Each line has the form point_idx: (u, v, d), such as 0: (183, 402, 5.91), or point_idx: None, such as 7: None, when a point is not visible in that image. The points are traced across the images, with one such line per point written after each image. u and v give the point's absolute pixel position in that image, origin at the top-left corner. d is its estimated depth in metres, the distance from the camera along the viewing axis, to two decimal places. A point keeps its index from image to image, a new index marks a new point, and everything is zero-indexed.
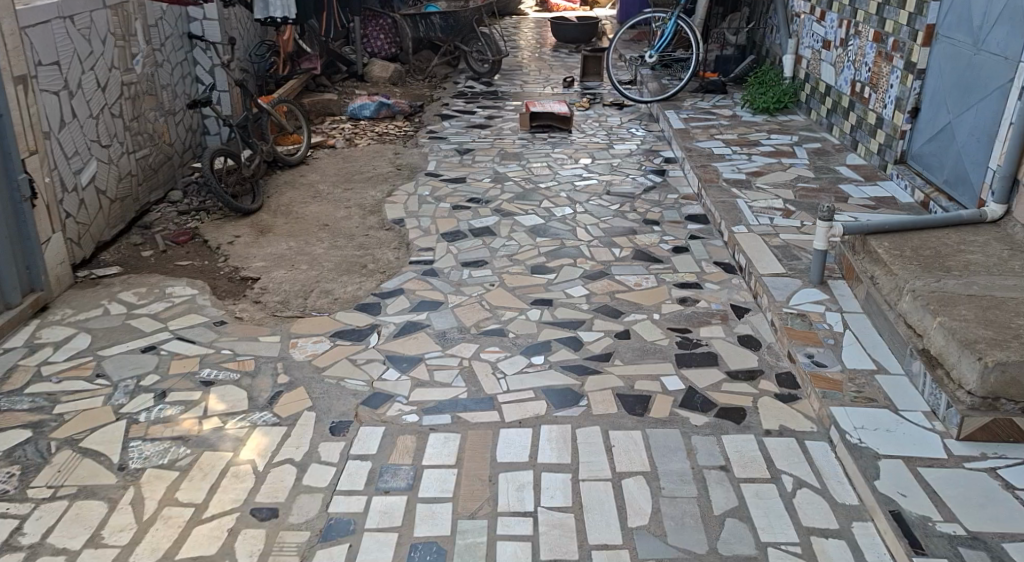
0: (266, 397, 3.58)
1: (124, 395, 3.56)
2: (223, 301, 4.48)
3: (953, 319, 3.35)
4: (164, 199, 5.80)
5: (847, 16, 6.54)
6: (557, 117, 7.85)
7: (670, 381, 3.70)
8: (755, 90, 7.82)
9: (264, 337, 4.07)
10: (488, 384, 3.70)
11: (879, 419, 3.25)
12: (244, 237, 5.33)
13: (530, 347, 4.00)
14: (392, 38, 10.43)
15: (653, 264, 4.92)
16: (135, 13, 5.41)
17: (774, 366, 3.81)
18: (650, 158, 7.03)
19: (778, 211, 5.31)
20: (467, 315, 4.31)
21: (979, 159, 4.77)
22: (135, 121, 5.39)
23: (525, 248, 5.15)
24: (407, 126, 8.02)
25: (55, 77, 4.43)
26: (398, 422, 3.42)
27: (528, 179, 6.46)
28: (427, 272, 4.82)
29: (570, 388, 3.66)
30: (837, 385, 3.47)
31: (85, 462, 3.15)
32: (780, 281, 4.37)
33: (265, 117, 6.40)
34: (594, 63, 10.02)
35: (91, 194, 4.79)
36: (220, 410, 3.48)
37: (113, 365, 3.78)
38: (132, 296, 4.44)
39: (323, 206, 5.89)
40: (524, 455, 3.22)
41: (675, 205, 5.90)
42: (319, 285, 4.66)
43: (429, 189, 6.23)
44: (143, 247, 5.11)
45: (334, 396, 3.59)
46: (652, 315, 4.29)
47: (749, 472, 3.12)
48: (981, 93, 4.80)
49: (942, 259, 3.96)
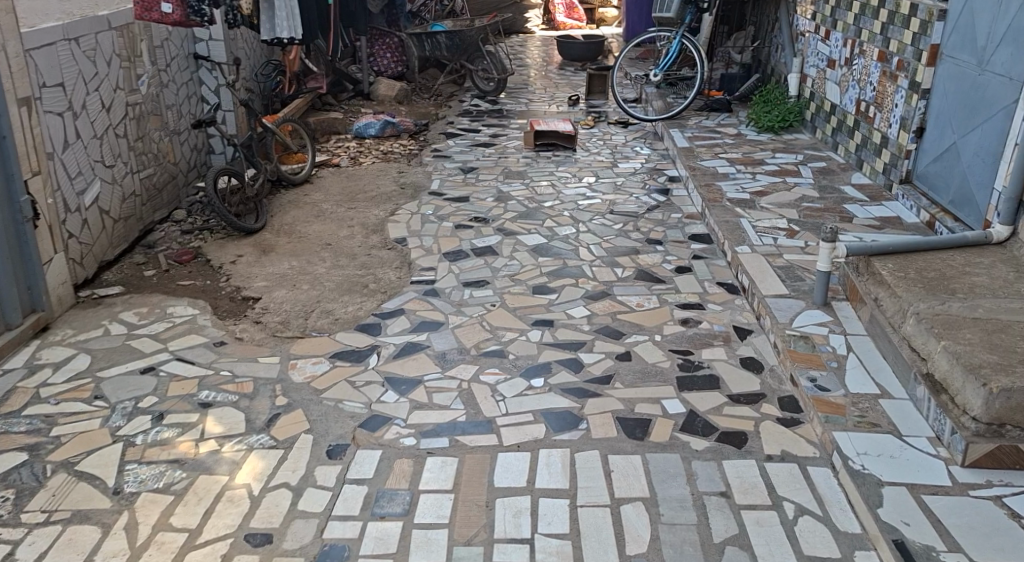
0: (263, 419, 3.56)
1: (121, 418, 3.55)
2: (224, 321, 4.47)
3: (958, 343, 3.32)
4: (168, 218, 5.81)
5: (852, 36, 6.54)
6: (562, 135, 7.87)
7: (670, 404, 3.66)
8: (761, 109, 7.87)
9: (263, 358, 4.06)
10: (486, 406, 3.67)
11: (882, 445, 3.20)
12: (247, 257, 5.33)
13: (530, 369, 3.97)
14: (399, 56, 10.53)
15: (655, 284, 4.90)
16: (141, 34, 5.44)
17: (777, 389, 3.77)
18: (654, 177, 7.01)
19: (782, 231, 5.29)
20: (468, 336, 4.29)
21: (984, 180, 4.74)
22: (140, 141, 5.42)
23: (526, 268, 5.13)
24: (412, 145, 8.04)
25: (59, 99, 4.46)
26: (396, 445, 3.40)
27: (531, 198, 6.45)
28: (428, 292, 4.80)
29: (569, 411, 3.63)
30: (839, 409, 3.43)
31: (80, 485, 3.13)
32: (783, 302, 4.33)
33: (270, 137, 6.40)
34: (599, 81, 10.02)
35: (94, 214, 4.80)
36: (217, 432, 3.46)
37: (111, 387, 3.77)
38: (132, 316, 4.44)
39: (325, 225, 5.89)
40: (521, 479, 3.19)
41: (679, 224, 5.89)
42: (321, 305, 4.66)
43: (433, 208, 6.22)
44: (146, 267, 5.12)
45: (331, 419, 3.57)
46: (653, 337, 4.26)
47: (749, 498, 3.07)
48: (986, 113, 4.78)
49: (947, 280, 3.92)
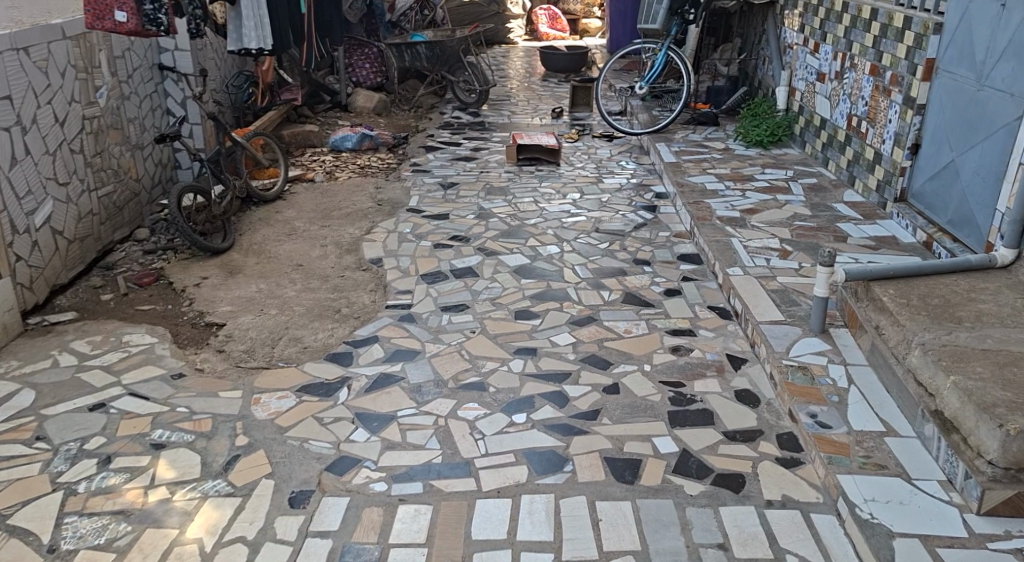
0: (221, 463, 3.27)
1: (64, 462, 3.26)
2: (185, 350, 4.18)
3: (968, 378, 3.10)
4: (129, 237, 5.51)
5: (843, 49, 6.36)
6: (545, 149, 7.65)
7: (662, 442, 3.41)
8: (749, 123, 7.69)
9: (224, 393, 3.77)
10: (465, 446, 3.39)
11: (891, 490, 2.96)
12: (213, 279, 5.04)
13: (512, 404, 3.71)
14: (378, 66, 10.27)
15: (643, 308, 4.66)
16: (99, 43, 5.15)
17: (775, 425, 3.52)
18: (640, 193, 6.79)
19: (775, 252, 5.07)
20: (445, 367, 4.02)
21: (985, 200, 4.56)
22: (99, 156, 5.11)
23: (508, 291, 4.87)
24: (391, 159, 7.78)
25: (6, 113, 4.16)
26: (365, 491, 3.12)
27: (514, 215, 6.20)
28: (404, 317, 4.53)
29: (554, 451, 3.36)
30: (844, 449, 3.19)
31: (12, 543, 2.84)
32: (779, 329, 4.10)
33: (240, 151, 6.11)
34: (583, 93, 9.82)
35: (46, 235, 4.50)
36: (169, 478, 3.17)
37: (55, 427, 3.48)
38: (84, 346, 4.14)
39: (297, 244, 5.61)
40: (501, 531, 2.92)
41: (667, 243, 5.66)
42: (289, 332, 4.38)
43: (411, 226, 5.95)
44: (103, 290, 4.82)
45: (296, 461, 3.29)
46: (642, 367, 4.01)
47: (749, 551, 2.82)
48: (986, 131, 4.59)
49: (952, 308, 3.69)
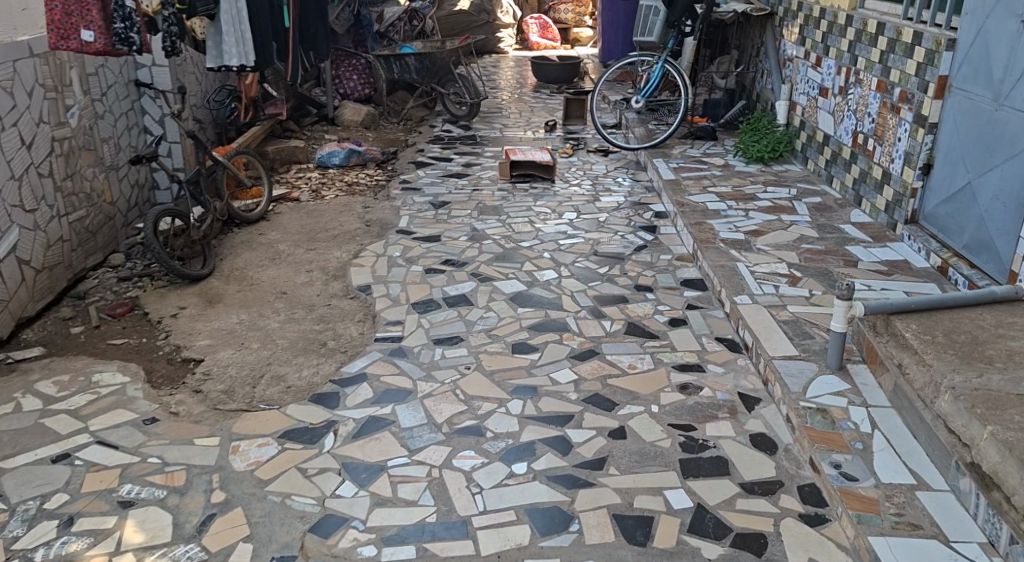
0: (194, 524, 2.99)
1: (21, 525, 2.97)
2: (159, 391, 3.89)
3: (1007, 429, 2.85)
4: (103, 263, 5.22)
5: (847, 63, 6.15)
6: (539, 166, 7.42)
7: (675, 496, 3.15)
8: (749, 137, 7.46)
9: (200, 440, 3.48)
10: (461, 502, 3.13)
11: (928, 556, 2.72)
12: (190, 309, 4.75)
13: (511, 451, 3.44)
14: (366, 78, 10.00)
15: (647, 340, 4.41)
16: (70, 60, 4.86)
17: (795, 475, 3.27)
18: (639, 212, 6.55)
19: (783, 278, 4.84)
20: (439, 408, 3.75)
21: (1006, 226, 4.35)
22: (69, 180, 4.83)
23: (504, 321, 4.61)
24: (379, 175, 7.51)
25: None
26: (352, 557, 2.85)
27: (508, 237, 5.95)
28: (394, 352, 4.26)
29: (558, 507, 3.10)
30: (873, 507, 2.95)
31: None
32: (794, 365, 3.86)
33: (220, 171, 5.82)
34: (577, 105, 9.59)
35: (11, 265, 4.21)
36: (137, 543, 2.89)
37: (13, 483, 3.19)
38: (50, 387, 3.84)
39: (281, 270, 5.33)
40: None
41: (669, 267, 5.42)
42: (271, 368, 4.09)
43: (401, 249, 5.69)
44: (73, 323, 4.52)
45: (277, 520, 3.02)
46: (650, 408, 3.75)
47: None
48: (1006, 153, 4.38)
49: (981, 346, 3.45)
